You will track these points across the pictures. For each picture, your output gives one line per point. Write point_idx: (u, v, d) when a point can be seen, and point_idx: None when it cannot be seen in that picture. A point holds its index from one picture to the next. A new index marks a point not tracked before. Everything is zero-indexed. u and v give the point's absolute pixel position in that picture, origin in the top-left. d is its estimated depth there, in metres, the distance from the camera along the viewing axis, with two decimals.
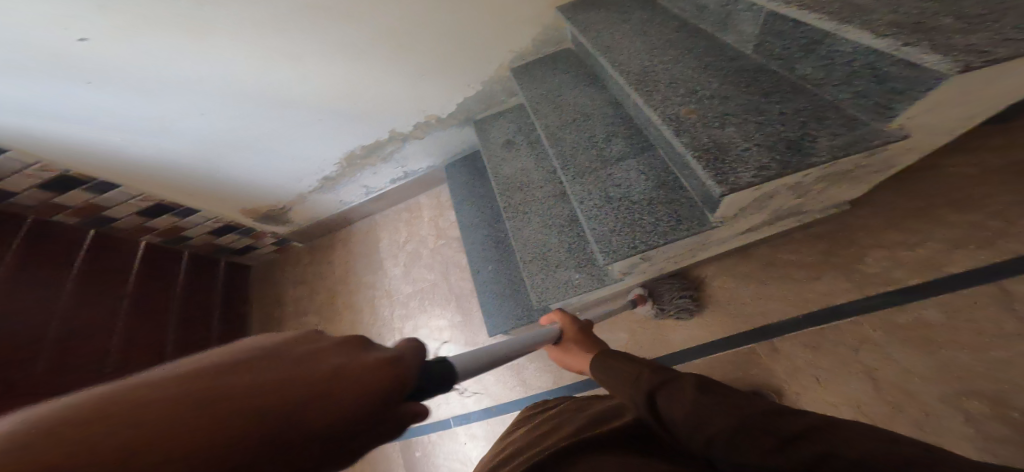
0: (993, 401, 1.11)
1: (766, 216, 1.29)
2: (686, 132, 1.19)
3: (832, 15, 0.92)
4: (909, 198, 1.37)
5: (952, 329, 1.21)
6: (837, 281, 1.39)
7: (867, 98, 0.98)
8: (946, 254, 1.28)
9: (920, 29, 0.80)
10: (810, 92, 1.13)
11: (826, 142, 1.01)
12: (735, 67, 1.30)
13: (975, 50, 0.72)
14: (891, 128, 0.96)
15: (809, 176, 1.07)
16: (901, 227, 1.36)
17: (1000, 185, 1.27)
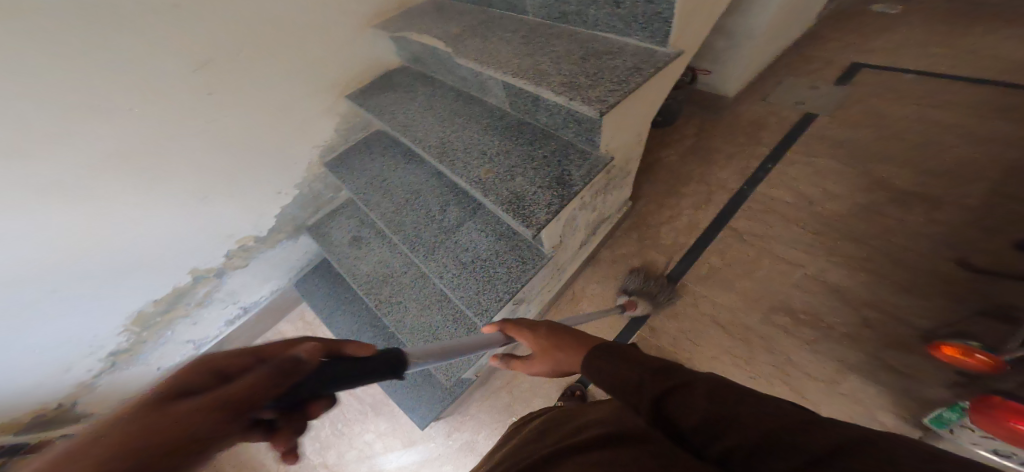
0: (789, 310, 1.24)
1: (588, 227, 1.42)
2: (490, 190, 1.28)
3: (532, 80, 1.17)
4: (658, 182, 1.66)
5: (729, 264, 1.37)
6: (654, 257, 1.46)
7: (581, 135, 1.28)
8: (697, 214, 1.52)
9: (574, 87, 1.11)
10: (555, 137, 1.39)
11: (577, 172, 1.25)
12: (503, 125, 1.49)
13: (599, 98, 1.06)
14: (600, 154, 1.26)
15: (582, 197, 1.29)
16: (667, 204, 1.59)
17: (693, 160, 1.69)
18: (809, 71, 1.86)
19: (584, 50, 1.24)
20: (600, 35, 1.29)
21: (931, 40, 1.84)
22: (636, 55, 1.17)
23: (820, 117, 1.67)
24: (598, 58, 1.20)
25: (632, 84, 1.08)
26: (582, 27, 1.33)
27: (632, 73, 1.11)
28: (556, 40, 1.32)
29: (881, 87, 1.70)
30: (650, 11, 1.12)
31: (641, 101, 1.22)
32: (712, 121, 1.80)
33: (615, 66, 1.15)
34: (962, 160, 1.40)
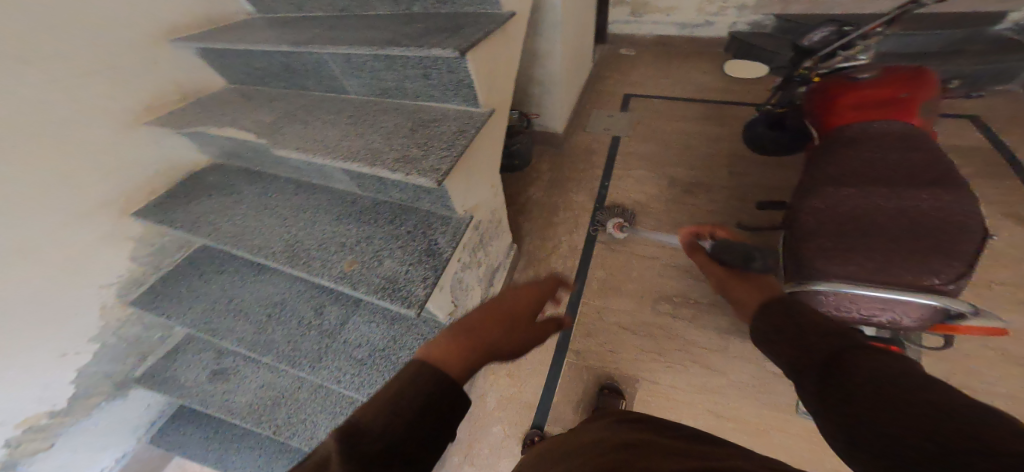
0: (681, 296, 1.32)
1: (483, 276, 1.32)
2: (357, 278, 1.02)
3: (361, 159, 0.99)
4: (529, 219, 1.67)
5: (618, 273, 1.42)
6: (551, 288, 1.39)
7: (437, 204, 1.14)
8: (572, 239, 1.56)
9: (406, 159, 0.96)
10: (414, 209, 1.19)
11: (444, 238, 1.10)
12: (355, 207, 1.24)
13: (434, 166, 0.93)
14: (458, 216, 1.15)
15: (460, 261, 1.17)
16: (544, 237, 1.59)
17: (549, 188, 1.80)
18: (603, 104, 2.27)
19: (409, 119, 1.10)
20: (421, 105, 1.14)
21: (664, 70, 2.49)
22: (456, 116, 1.08)
23: (626, 137, 2.02)
24: (426, 125, 1.06)
25: (459, 147, 0.97)
26: (401, 96, 1.16)
27: (458, 135, 1.00)
28: (379, 111, 1.15)
29: (652, 108, 2.20)
30: (453, 78, 1.02)
31: (479, 155, 1.15)
32: (554, 155, 2.00)
33: (440, 132, 1.03)
34: (719, 153, 1.94)
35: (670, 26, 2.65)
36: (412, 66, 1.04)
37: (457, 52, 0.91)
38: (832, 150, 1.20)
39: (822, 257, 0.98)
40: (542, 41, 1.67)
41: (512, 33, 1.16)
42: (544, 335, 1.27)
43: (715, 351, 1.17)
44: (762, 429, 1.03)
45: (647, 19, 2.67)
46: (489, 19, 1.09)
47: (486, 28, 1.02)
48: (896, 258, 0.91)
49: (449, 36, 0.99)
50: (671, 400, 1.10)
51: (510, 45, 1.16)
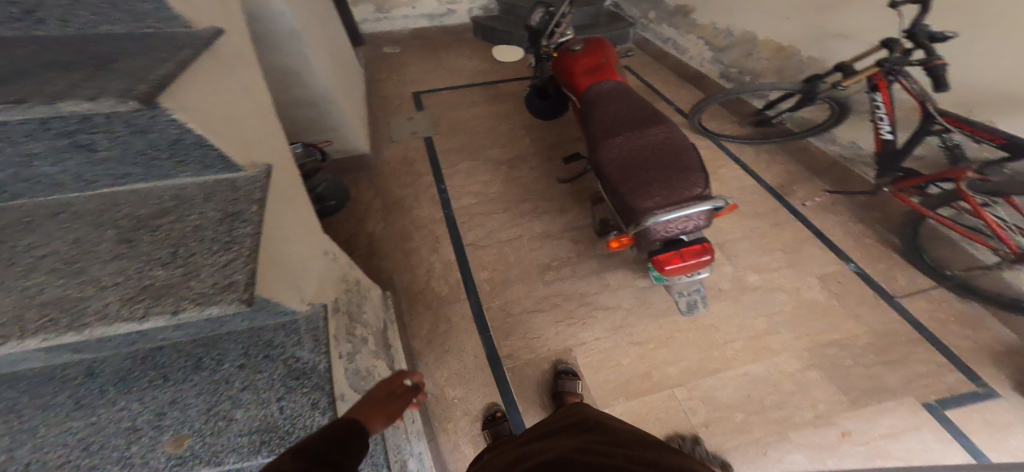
0: (557, 262, 1.50)
1: (376, 344, 1.06)
2: (214, 456, 0.63)
3: (52, 323, 0.50)
4: (386, 253, 1.51)
5: (499, 267, 1.47)
6: (449, 312, 1.34)
7: (262, 317, 0.76)
8: (440, 255, 1.50)
9: (159, 293, 0.54)
10: (221, 336, 0.76)
11: (304, 347, 0.75)
12: (82, 375, 0.69)
13: (221, 282, 0.56)
14: (303, 312, 0.80)
15: (342, 354, 0.86)
16: (411, 265, 1.47)
17: (388, 214, 1.64)
18: (394, 109, 2.15)
19: (108, 222, 0.61)
20: (110, 195, 0.65)
21: (433, 63, 2.52)
22: (216, 194, 0.67)
23: (434, 135, 2.00)
24: (152, 225, 0.61)
25: (250, 243, 0.60)
26: (52, 191, 0.63)
27: (233, 222, 0.62)
28: (15, 232, 0.59)
29: (442, 102, 2.22)
30: (154, 141, 0.60)
31: (283, 229, 0.82)
32: (371, 177, 1.80)
33: (196, 231, 0.61)
34: (519, 122, 2.13)
35: (419, 18, 2.67)
36: (39, 136, 0.53)
37: (135, 101, 0.51)
38: (589, 111, 1.49)
39: (631, 197, 1.20)
40: (281, 54, 1.33)
41: (228, 55, 0.78)
42: (467, 357, 1.24)
43: (601, 292, 1.42)
44: (667, 337, 1.33)
45: (397, 14, 2.61)
46: (176, 39, 0.66)
47: (173, 56, 0.61)
48: (671, 180, 1.21)
49: (96, 79, 0.54)
50: (599, 350, 1.28)
51: (236, 74, 0.78)
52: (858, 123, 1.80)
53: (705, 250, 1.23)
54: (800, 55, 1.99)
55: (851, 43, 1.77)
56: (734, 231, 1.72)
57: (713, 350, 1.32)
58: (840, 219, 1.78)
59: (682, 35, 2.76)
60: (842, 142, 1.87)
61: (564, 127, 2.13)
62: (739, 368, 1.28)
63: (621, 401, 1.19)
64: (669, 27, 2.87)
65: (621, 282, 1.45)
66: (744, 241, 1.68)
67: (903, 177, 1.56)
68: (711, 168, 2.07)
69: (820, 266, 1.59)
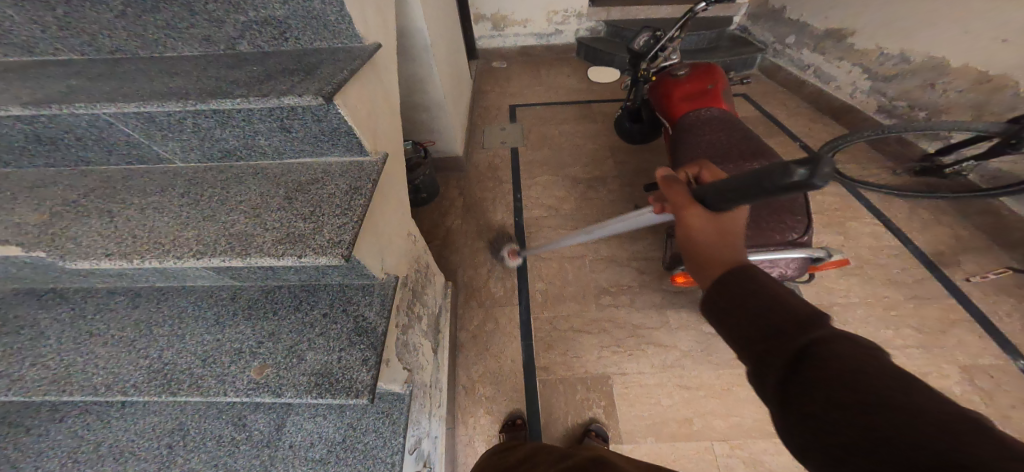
0: (616, 287, 1.45)
1: (427, 325, 1.16)
2: (286, 383, 0.76)
3: (229, 250, 0.69)
4: (456, 248, 1.62)
5: (558, 281, 1.48)
6: (499, 313, 1.40)
7: (350, 278, 0.90)
8: (504, 258, 1.57)
9: (296, 238, 0.70)
10: (321, 286, 0.92)
11: (373, 309, 0.86)
12: (230, 297, 0.91)
13: (333, 239, 0.68)
14: (380, 279, 0.92)
15: (399, 324, 0.98)
16: (475, 263, 1.57)
17: (465, 213, 1.77)
18: (492, 119, 2.32)
19: (281, 184, 0.81)
20: (292, 164, 0.87)
21: (537, 78, 2.65)
22: (348, 172, 0.83)
23: (522, 147, 2.09)
24: (306, 189, 0.79)
25: (359, 212, 0.73)
26: (259, 158, 0.87)
27: (353, 194, 0.76)
28: (232, 183, 0.82)
29: (537, 116, 2.32)
30: (323, 128, 0.80)
31: (382, 207, 0.97)
32: (459, 177, 1.96)
33: (326, 193, 0.77)
34: (608, 142, 2.12)
35: (529, 37, 2.84)
36: (266, 118, 0.76)
37: (322, 98, 0.68)
38: (686, 135, 1.42)
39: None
40: (418, 65, 1.55)
41: (381, 66, 0.97)
42: (505, 360, 1.28)
43: (658, 328, 1.32)
44: (724, 389, 1.18)
45: (509, 33, 2.81)
46: (353, 53, 0.86)
47: (348, 65, 0.80)
48: (761, 222, 1.07)
49: (308, 82, 0.74)
50: (641, 386, 1.19)
51: (382, 81, 0.98)
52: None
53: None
54: (1016, 88, 1.58)
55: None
56: (846, 293, 1.44)
57: None
58: (1018, 306, 1.37)
59: (829, 61, 2.41)
60: None
61: (657, 152, 2.05)
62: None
63: (651, 443, 1.09)
64: (811, 53, 2.54)
65: (683, 321, 1.34)
66: (859, 307, 1.40)
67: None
68: (833, 219, 1.76)
69: (970, 358, 1.24)
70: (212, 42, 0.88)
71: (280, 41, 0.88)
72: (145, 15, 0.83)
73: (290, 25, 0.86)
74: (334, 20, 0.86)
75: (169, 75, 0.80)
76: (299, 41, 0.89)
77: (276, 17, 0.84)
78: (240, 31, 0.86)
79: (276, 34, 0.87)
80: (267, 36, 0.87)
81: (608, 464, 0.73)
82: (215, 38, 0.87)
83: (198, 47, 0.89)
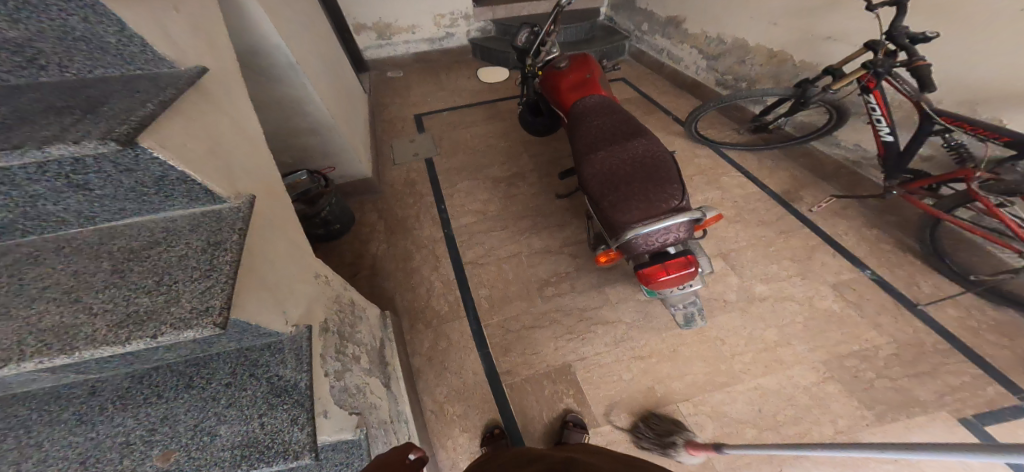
0: (557, 277, 1.50)
1: (368, 361, 1.06)
2: (198, 470, 0.63)
3: (47, 348, 0.53)
4: (387, 273, 1.52)
5: (500, 285, 1.48)
6: (448, 330, 1.35)
7: (244, 340, 0.78)
8: (441, 273, 1.52)
9: (138, 319, 0.57)
10: (210, 357, 0.78)
11: (286, 366, 0.76)
12: (87, 392, 0.71)
13: (199, 307, 0.58)
14: (287, 333, 0.81)
15: (327, 372, 0.87)
16: (411, 284, 1.49)
17: (389, 234, 1.67)
18: (395, 131, 2.21)
19: (104, 255, 0.65)
20: (116, 228, 0.70)
21: (434, 84, 2.59)
22: (198, 226, 0.70)
23: (435, 156, 2.03)
24: (143, 256, 0.65)
25: (230, 266, 0.63)
26: (59, 228, 0.68)
27: (213, 251, 0.65)
28: (23, 267, 0.63)
29: (442, 122, 2.27)
30: (141, 179, 0.64)
31: (270, 250, 0.86)
32: (374, 198, 1.84)
33: (173, 255, 0.65)
34: (517, 139, 2.16)
35: (417, 43, 2.76)
36: (36, 178, 0.58)
37: (115, 142, 0.54)
38: (576, 125, 1.51)
39: (613, 211, 1.20)
40: (269, 83, 1.37)
41: (214, 93, 0.82)
42: (468, 375, 1.25)
43: (603, 307, 1.40)
44: (671, 350, 1.31)
45: (398, 40, 2.70)
46: (158, 82, 0.70)
47: (156, 98, 0.65)
48: (644, 197, 1.20)
49: (86, 123, 0.57)
50: (601, 365, 1.26)
51: (223, 110, 0.83)
52: (857, 126, 1.80)
53: (690, 262, 1.23)
54: (793, 60, 1.99)
55: (840, 46, 1.76)
56: (738, 240, 1.69)
57: (719, 362, 1.29)
58: (855, 224, 1.75)
59: (675, 45, 2.77)
60: (848, 144, 1.86)
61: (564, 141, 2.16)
62: (751, 383, 1.25)
63: (625, 418, 1.17)
64: (662, 38, 2.89)
65: (622, 295, 1.44)
66: (750, 250, 1.65)
67: (912, 178, 1.56)
68: (715, 177, 2.05)
69: (834, 274, 1.56)
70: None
71: (35, 71, 0.65)
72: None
73: (41, 48, 0.63)
74: (118, 43, 0.67)
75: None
76: (66, 70, 0.67)
77: (14, 40, 0.61)
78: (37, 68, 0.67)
79: (23, 61, 0.64)
80: (6, 65, 0.63)
81: (586, 462, 0.76)
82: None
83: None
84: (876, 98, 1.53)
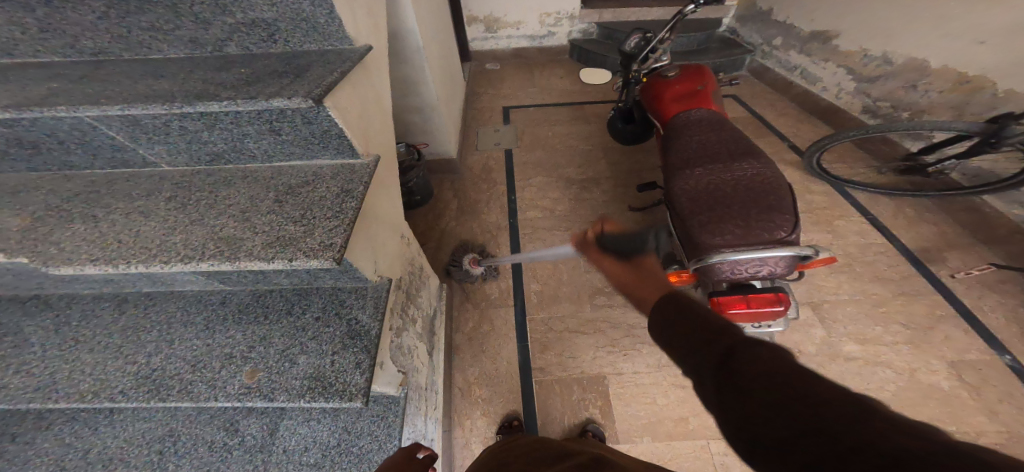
0: (611, 288, 1.45)
1: (422, 329, 1.15)
2: (277, 388, 0.74)
3: (218, 254, 0.67)
4: (450, 250, 1.62)
5: (552, 283, 1.48)
6: (493, 315, 1.39)
7: (341, 281, 0.89)
8: (498, 260, 1.57)
9: (285, 241, 0.69)
10: (313, 290, 0.91)
11: (366, 312, 0.85)
12: (219, 300, 0.89)
13: (325, 241, 0.67)
14: (373, 282, 0.91)
15: (392, 327, 0.96)
16: (469, 265, 1.56)
17: (460, 215, 1.77)
18: (485, 121, 2.32)
19: (271, 187, 0.80)
20: (283, 167, 0.85)
21: (531, 80, 2.66)
22: (338, 175, 0.82)
23: (515, 148, 2.09)
24: (297, 192, 0.78)
25: (353, 213, 0.73)
26: (249, 161, 0.85)
27: (344, 197, 0.76)
28: (222, 187, 0.80)
29: (530, 117, 2.32)
30: (314, 130, 0.78)
31: (375, 208, 0.96)
32: (453, 180, 1.96)
33: (317, 195, 0.76)
34: (601, 144, 2.12)
35: (522, 38, 2.85)
36: (254, 121, 0.75)
37: (312, 100, 0.67)
38: (678, 136, 1.43)
39: (701, 231, 1.12)
40: (413, 69, 1.55)
41: (371, 68, 0.95)
42: (501, 362, 1.28)
43: None
44: None
45: (502, 34, 2.82)
46: (342, 56, 0.85)
47: (338, 68, 0.78)
48: (750, 221, 1.09)
49: (294, 84, 0.72)
50: (637, 385, 1.20)
51: (372, 83, 0.96)
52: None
53: (778, 300, 1.09)
54: (993, 88, 1.63)
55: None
56: (833, 289, 1.46)
57: None
58: (1003, 302, 1.40)
59: (815, 61, 2.46)
60: None
61: (650, 153, 2.06)
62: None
63: (647, 442, 1.10)
64: (798, 54, 2.58)
65: None
66: (847, 303, 1.42)
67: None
68: (821, 216, 1.79)
69: (958, 354, 1.26)
70: (200, 44, 0.87)
71: (269, 43, 0.87)
72: (128, 17, 0.82)
73: (280, 27, 0.84)
74: (326, 22, 0.84)
75: (152, 77, 0.78)
76: (288, 44, 0.87)
77: (265, 19, 0.83)
78: (227, 33, 0.85)
79: (267, 35, 0.85)
80: (258, 38, 0.86)
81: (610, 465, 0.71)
82: (202, 40, 0.86)
83: (184, 49, 0.87)
84: None
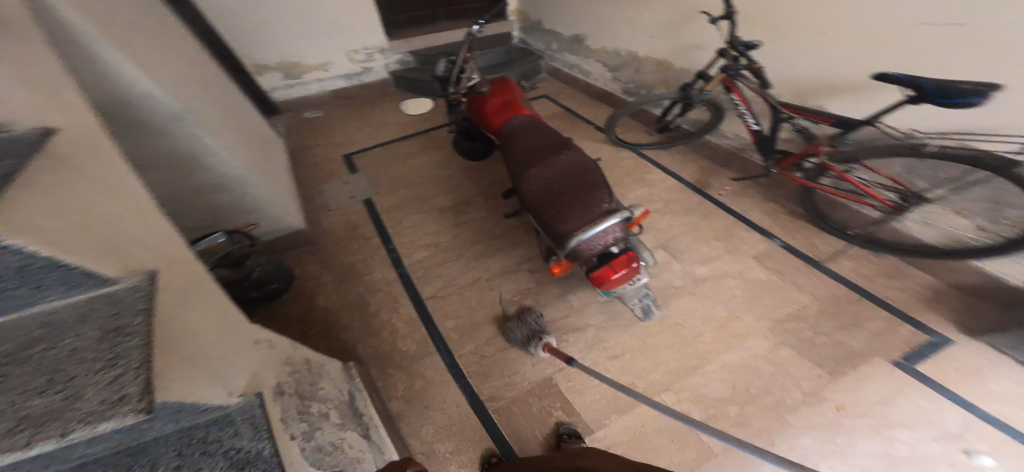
0: (520, 296, 1.53)
1: (344, 416, 1.01)
2: None
3: None
4: (342, 324, 1.45)
5: (466, 314, 1.47)
6: (418, 370, 1.31)
7: (183, 421, 0.67)
8: (400, 314, 1.48)
9: (45, 419, 0.49)
10: (149, 441, 0.63)
11: (245, 437, 0.69)
12: None
13: (110, 397, 0.53)
14: (232, 405, 0.73)
15: (294, 435, 0.82)
16: (371, 331, 1.43)
17: (338, 284, 1.59)
18: (326, 175, 2.12)
19: None
20: None
21: (360, 120, 2.55)
22: (89, 318, 0.62)
23: (372, 195, 1.98)
24: (25, 356, 0.55)
25: (139, 353, 0.58)
26: None
27: (114, 338, 0.59)
28: None
29: (374, 158, 2.22)
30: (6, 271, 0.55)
31: (190, 321, 0.74)
32: (314, 249, 1.75)
33: (66, 352, 0.57)
34: (457, 165, 2.19)
35: (334, 79, 2.70)
36: None
37: None
38: (508, 146, 1.58)
39: (557, 225, 1.31)
40: (165, 139, 1.26)
41: (89, 160, 0.71)
42: (451, 408, 1.23)
43: (569, 315, 1.47)
44: (641, 344, 1.42)
45: (308, 78, 2.61)
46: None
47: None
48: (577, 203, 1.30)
49: None
50: (582, 372, 1.32)
51: (106, 176, 0.72)
52: (731, 119, 2.08)
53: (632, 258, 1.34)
54: (675, 68, 2.29)
55: (704, 53, 2.08)
56: (673, 230, 1.87)
57: (688, 348, 1.42)
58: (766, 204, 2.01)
59: (583, 60, 3.02)
60: (730, 134, 2.13)
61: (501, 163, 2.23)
62: (717, 361, 1.39)
63: (618, 419, 1.21)
64: (571, 55, 3.12)
65: (584, 301, 1.51)
66: (684, 235, 1.84)
67: (782, 157, 1.78)
68: (640, 176, 2.24)
69: (752, 247, 1.77)
70: None
71: None
72: None
73: None
74: None
75: None
76: None
77: None
78: None
79: None
80: None
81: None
82: None
83: None
84: (738, 94, 1.81)
